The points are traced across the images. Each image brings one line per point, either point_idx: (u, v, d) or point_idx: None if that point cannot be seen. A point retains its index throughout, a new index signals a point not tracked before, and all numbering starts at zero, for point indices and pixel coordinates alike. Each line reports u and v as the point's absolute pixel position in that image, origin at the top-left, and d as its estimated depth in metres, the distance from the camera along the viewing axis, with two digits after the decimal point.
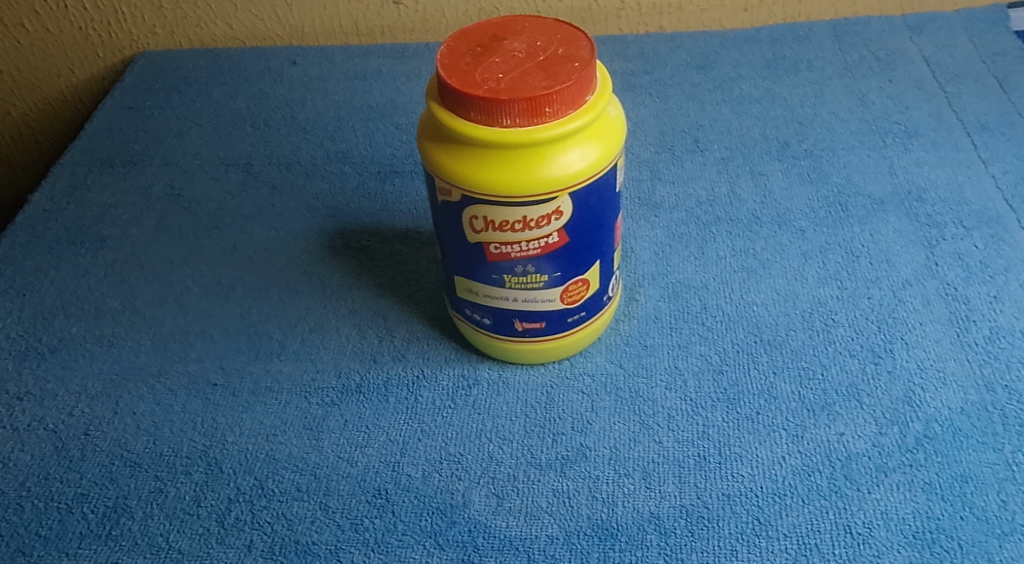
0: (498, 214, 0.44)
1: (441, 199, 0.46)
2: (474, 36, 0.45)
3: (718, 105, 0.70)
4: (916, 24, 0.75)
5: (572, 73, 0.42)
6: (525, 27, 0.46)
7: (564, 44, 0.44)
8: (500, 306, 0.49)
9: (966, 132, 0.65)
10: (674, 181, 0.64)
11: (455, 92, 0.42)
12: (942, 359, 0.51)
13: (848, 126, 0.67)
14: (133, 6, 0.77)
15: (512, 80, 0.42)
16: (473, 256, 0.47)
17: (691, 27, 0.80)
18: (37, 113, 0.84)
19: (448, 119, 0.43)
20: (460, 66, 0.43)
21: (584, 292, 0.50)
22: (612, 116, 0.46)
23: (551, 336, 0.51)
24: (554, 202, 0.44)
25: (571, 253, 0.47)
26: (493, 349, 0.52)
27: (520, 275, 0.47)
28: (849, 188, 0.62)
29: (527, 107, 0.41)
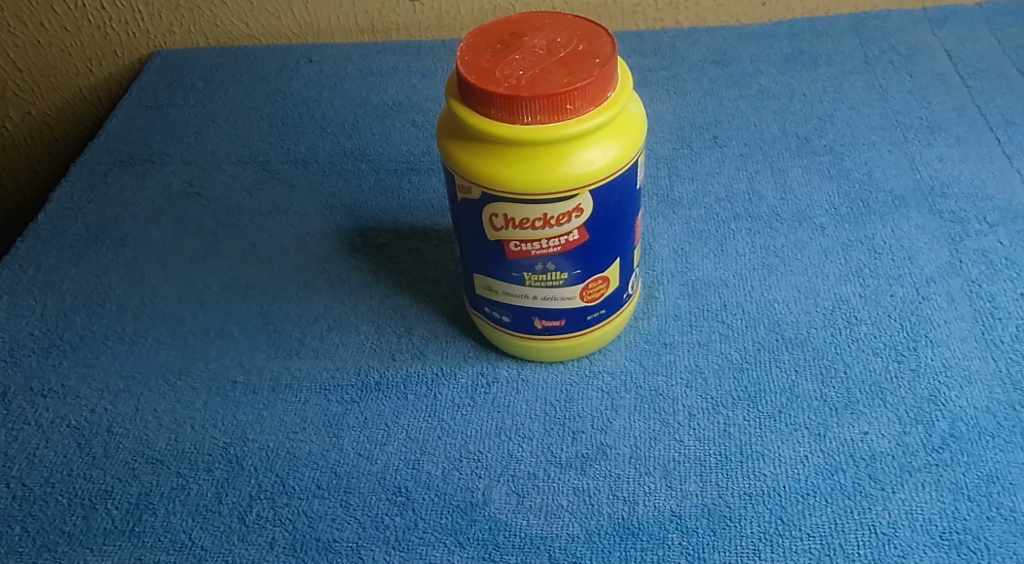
0: (519, 211, 0.44)
1: (461, 197, 0.46)
2: (493, 32, 0.45)
3: (736, 102, 0.70)
4: (938, 18, 0.74)
5: (593, 70, 0.42)
6: (545, 24, 0.45)
7: (585, 41, 0.44)
8: (519, 304, 0.49)
9: (989, 127, 0.64)
10: (693, 178, 0.64)
11: (476, 90, 0.42)
12: (967, 357, 0.50)
13: (869, 121, 0.66)
14: (151, 5, 0.78)
15: (533, 77, 0.42)
16: (493, 254, 0.47)
17: (709, 22, 0.79)
18: (55, 112, 0.84)
19: (468, 116, 0.43)
20: (480, 63, 0.43)
21: (605, 290, 0.49)
22: (633, 113, 0.46)
23: (571, 334, 0.51)
24: (574, 199, 0.44)
25: (591, 250, 0.47)
26: (512, 347, 0.52)
27: (540, 273, 0.47)
28: (871, 184, 0.61)
29: (548, 104, 0.41)
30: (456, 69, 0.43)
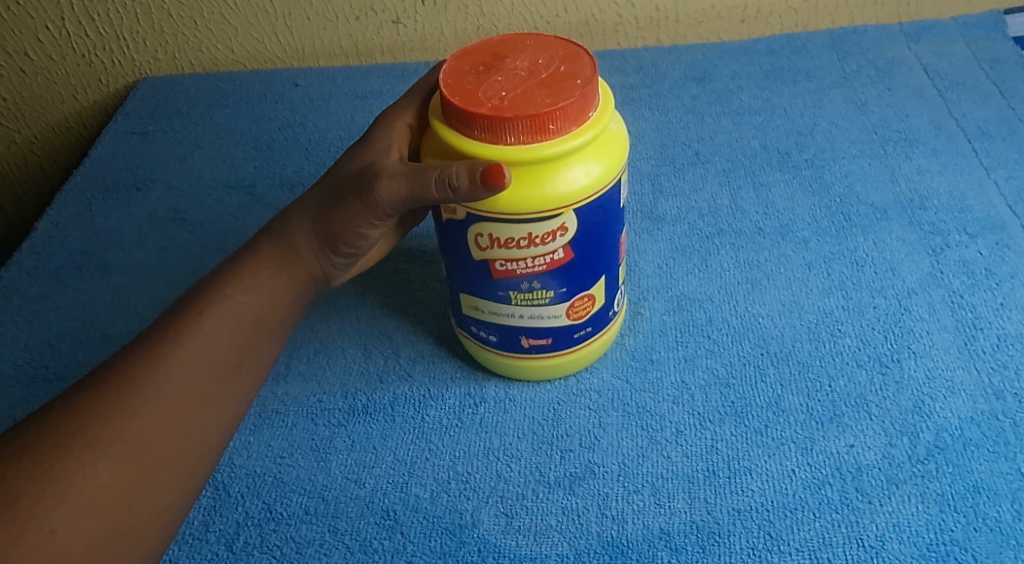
0: (504, 230, 0.44)
1: (446, 218, 0.46)
2: (476, 55, 0.45)
3: (717, 118, 0.71)
4: (914, 32, 0.75)
5: (575, 90, 0.43)
6: (527, 46, 0.46)
7: (566, 61, 0.45)
8: (505, 323, 0.49)
9: (966, 139, 0.65)
10: (676, 194, 0.64)
11: (460, 112, 0.43)
12: (950, 368, 0.50)
13: (848, 136, 0.67)
14: (135, 32, 0.77)
15: (515, 98, 0.43)
16: (478, 274, 0.47)
17: (689, 39, 0.79)
18: (41, 141, 0.83)
19: (454, 138, 0.44)
20: (463, 85, 0.44)
21: (590, 307, 0.49)
22: (615, 131, 0.46)
23: (557, 352, 0.51)
24: (559, 218, 0.44)
25: (576, 268, 0.47)
26: (498, 365, 0.52)
27: (526, 291, 0.47)
28: (852, 198, 0.62)
29: (531, 125, 0.42)
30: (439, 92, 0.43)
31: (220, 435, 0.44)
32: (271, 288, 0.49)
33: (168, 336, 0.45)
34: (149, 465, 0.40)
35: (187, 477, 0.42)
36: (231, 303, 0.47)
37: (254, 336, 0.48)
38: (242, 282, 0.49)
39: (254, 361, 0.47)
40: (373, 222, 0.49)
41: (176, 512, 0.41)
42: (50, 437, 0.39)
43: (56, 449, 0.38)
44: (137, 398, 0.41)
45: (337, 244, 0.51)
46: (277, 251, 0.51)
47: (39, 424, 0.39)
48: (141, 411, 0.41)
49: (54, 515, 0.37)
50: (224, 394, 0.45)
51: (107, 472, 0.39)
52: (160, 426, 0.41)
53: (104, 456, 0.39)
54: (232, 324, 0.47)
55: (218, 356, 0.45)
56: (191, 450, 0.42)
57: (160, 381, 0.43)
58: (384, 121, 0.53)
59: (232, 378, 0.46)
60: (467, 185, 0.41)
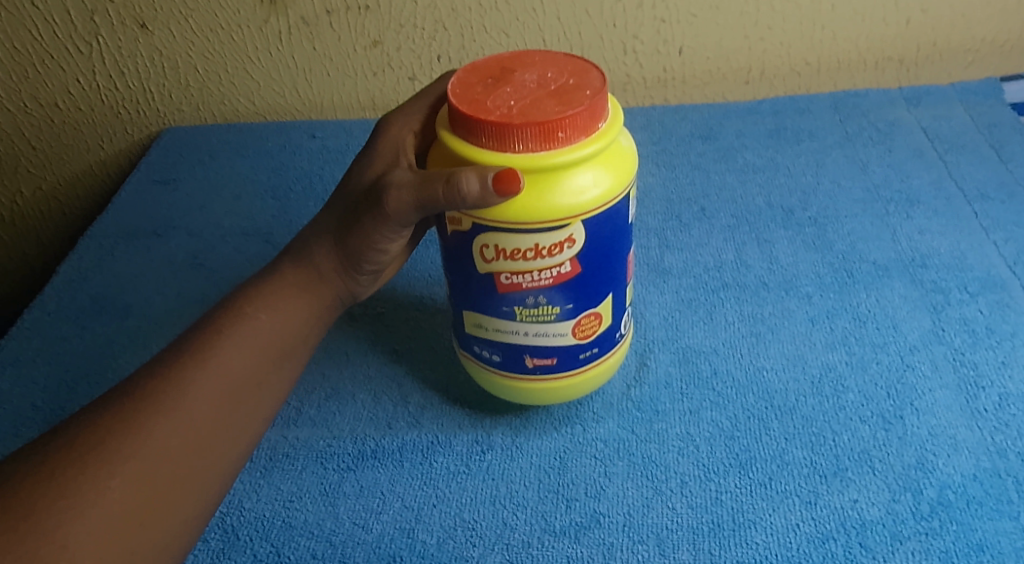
0: (510, 241, 0.45)
1: (452, 230, 0.46)
2: (485, 69, 0.47)
3: (723, 175, 0.73)
4: (913, 96, 0.77)
5: (583, 100, 0.43)
6: (536, 63, 0.47)
7: (575, 76, 0.46)
8: (510, 341, 0.49)
9: (966, 200, 0.66)
10: (682, 248, 0.66)
11: (467, 120, 0.44)
12: (953, 425, 0.51)
13: (850, 194, 0.69)
14: (162, 85, 0.80)
15: (523, 107, 0.43)
16: (484, 288, 0.47)
17: (695, 99, 0.82)
18: (65, 187, 0.85)
19: (461, 147, 0.44)
20: (471, 95, 0.45)
21: (597, 328, 0.49)
22: (624, 147, 0.47)
23: (562, 374, 0.50)
24: (566, 229, 0.44)
25: (583, 284, 0.47)
26: (501, 387, 0.52)
27: (531, 307, 0.47)
28: (854, 255, 0.63)
29: (539, 132, 0.42)
30: (448, 101, 0.44)
31: (238, 453, 0.46)
32: (294, 308, 0.51)
33: (194, 353, 0.46)
34: (166, 481, 0.42)
35: (204, 493, 0.43)
36: (257, 321, 0.49)
37: (278, 355, 0.49)
38: (269, 302, 0.51)
39: (274, 378, 0.49)
40: (386, 239, 0.51)
41: (192, 529, 0.42)
42: (74, 449, 0.40)
43: (75, 459, 0.40)
44: (156, 416, 0.43)
45: (357, 263, 0.53)
46: (300, 271, 0.53)
47: (61, 439, 0.41)
48: (160, 428, 0.42)
49: (69, 529, 0.38)
50: (242, 411, 0.46)
51: (125, 486, 0.40)
52: (179, 443, 0.43)
53: (120, 472, 0.40)
54: (258, 343, 0.49)
55: (238, 374, 0.47)
56: (209, 468, 0.44)
57: (184, 396, 0.44)
58: (388, 129, 0.54)
59: (252, 395, 0.47)
60: (476, 188, 0.42)
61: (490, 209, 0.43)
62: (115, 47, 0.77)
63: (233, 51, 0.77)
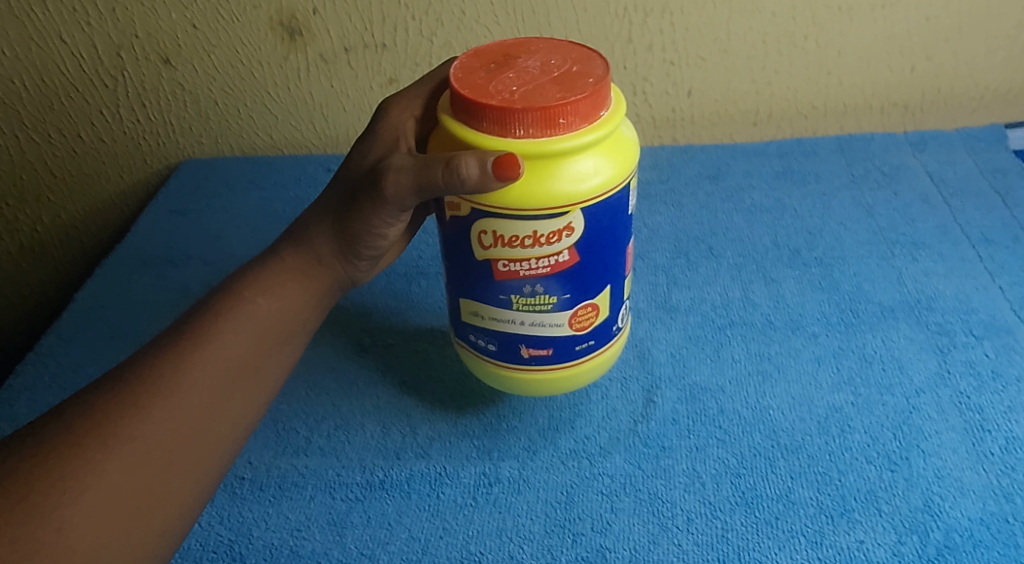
0: (509, 227, 0.45)
1: (451, 216, 0.47)
2: (488, 53, 0.47)
3: (730, 214, 0.74)
4: (919, 141, 0.79)
5: (586, 88, 0.43)
6: (538, 48, 0.47)
7: (578, 63, 0.46)
8: (506, 330, 0.49)
9: (970, 244, 0.67)
10: (689, 286, 0.67)
11: (469, 104, 0.43)
12: (959, 468, 0.51)
13: (856, 236, 0.70)
14: (182, 118, 0.82)
15: (525, 93, 0.43)
16: (482, 275, 0.47)
17: (703, 139, 0.83)
18: (84, 215, 0.87)
19: (462, 131, 0.44)
20: (474, 80, 0.45)
21: (594, 319, 0.49)
22: (626, 136, 0.47)
23: (558, 364, 0.50)
24: (565, 217, 0.44)
25: (581, 273, 0.47)
26: (497, 377, 0.52)
27: (528, 296, 0.47)
28: (860, 295, 0.64)
29: (541, 118, 0.42)
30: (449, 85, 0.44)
31: (234, 438, 0.47)
32: (292, 293, 0.53)
33: (194, 339, 0.48)
34: (161, 464, 0.43)
35: (199, 477, 0.45)
36: (256, 306, 0.51)
37: (275, 342, 0.51)
38: (268, 287, 0.52)
39: (271, 364, 0.50)
40: (385, 223, 0.53)
41: (187, 512, 0.44)
42: (74, 433, 0.42)
43: (76, 443, 0.41)
44: (153, 401, 0.44)
45: (356, 248, 0.54)
46: (300, 256, 0.54)
47: (59, 423, 0.42)
48: (156, 413, 0.44)
49: (66, 513, 0.39)
50: (239, 396, 0.48)
51: (124, 470, 0.42)
52: (176, 428, 0.44)
53: (118, 456, 0.42)
54: (257, 329, 0.50)
55: (235, 360, 0.48)
56: (205, 453, 0.45)
57: (183, 383, 0.45)
58: (389, 113, 0.55)
59: (249, 381, 0.48)
60: (476, 173, 0.42)
61: (489, 194, 0.43)
62: (139, 81, 0.79)
63: (252, 86, 0.79)
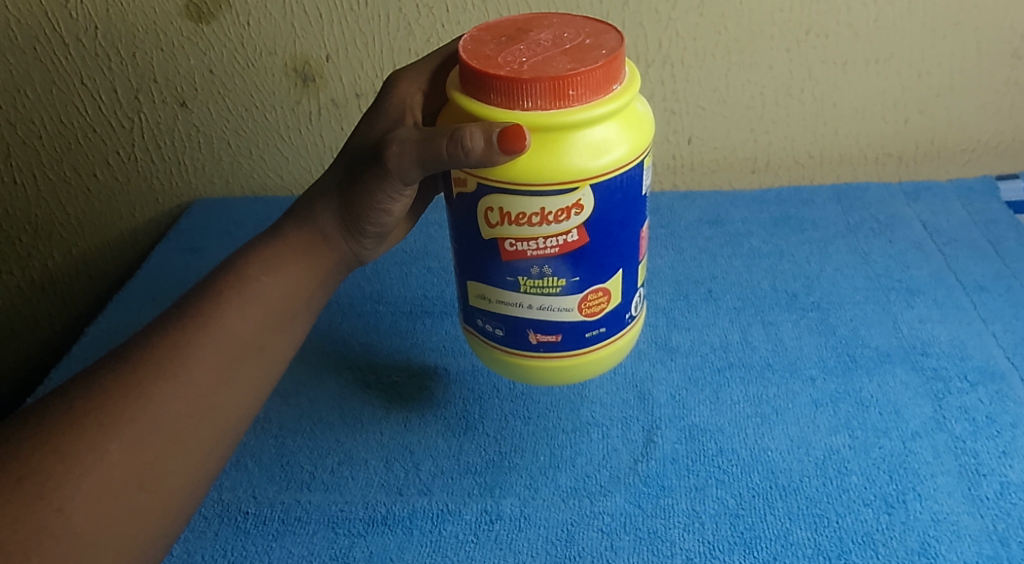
0: (516, 204, 0.44)
1: (458, 192, 0.47)
2: (500, 28, 0.46)
3: (729, 259, 0.75)
4: (913, 190, 0.81)
5: (598, 60, 0.43)
6: (552, 24, 0.47)
7: (591, 38, 0.45)
8: (513, 314, 0.48)
9: (964, 291, 0.69)
10: (690, 328, 0.68)
11: (477, 76, 0.43)
12: (955, 512, 0.52)
13: (853, 282, 0.71)
14: (196, 159, 0.84)
15: (535, 64, 0.43)
16: (489, 256, 0.47)
17: (703, 185, 0.85)
18: (96, 252, 0.89)
19: (471, 103, 0.44)
20: (483, 53, 0.44)
21: (605, 304, 0.49)
22: (640, 113, 0.46)
23: (567, 351, 0.49)
24: (575, 193, 0.43)
25: (591, 254, 0.46)
26: (505, 364, 0.51)
27: (536, 277, 0.46)
28: (857, 340, 0.65)
29: (550, 88, 0.41)
30: (458, 59, 0.44)
31: (237, 416, 0.49)
32: (297, 271, 0.54)
33: (196, 321, 0.49)
34: (162, 444, 0.45)
35: (202, 452, 0.46)
36: (261, 286, 0.52)
37: (278, 322, 0.52)
38: (274, 265, 0.53)
39: (273, 342, 0.52)
40: (389, 198, 0.53)
41: (190, 487, 0.46)
42: (78, 418, 0.44)
43: (79, 426, 0.43)
44: (155, 383, 0.46)
45: (360, 224, 0.55)
46: (304, 235, 0.55)
47: (64, 406, 0.44)
48: (157, 395, 0.46)
49: (66, 494, 0.41)
50: (241, 374, 0.49)
51: (125, 451, 0.43)
52: (177, 409, 0.46)
53: (119, 436, 0.44)
54: (260, 309, 0.52)
55: (237, 339, 0.50)
56: (207, 431, 0.47)
57: (184, 365, 0.47)
58: (396, 88, 0.55)
59: (251, 359, 0.50)
60: (478, 145, 0.42)
61: (494, 168, 0.43)
62: (155, 123, 0.81)
63: (265, 127, 0.81)
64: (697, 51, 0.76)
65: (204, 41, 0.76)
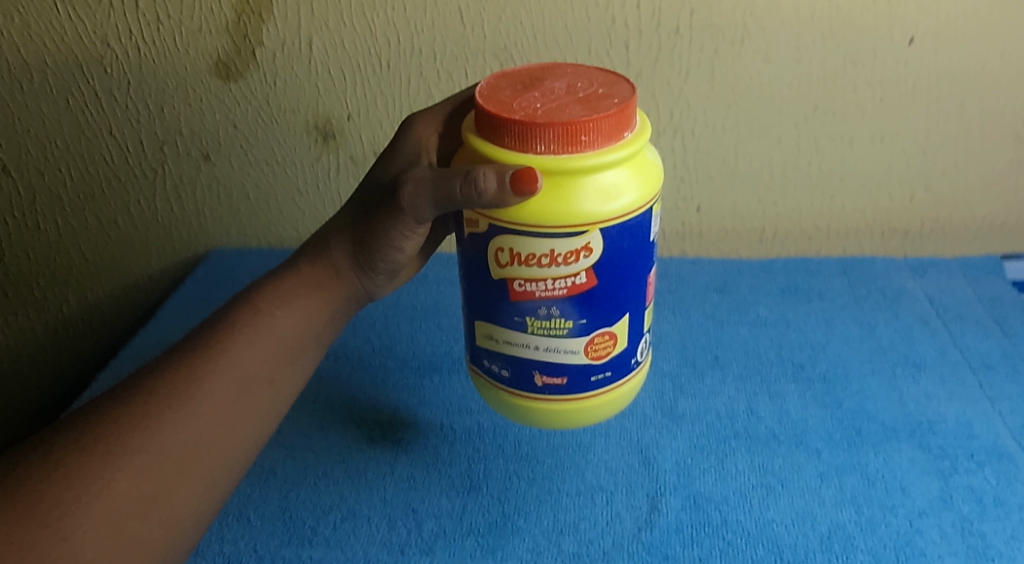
0: (525, 245, 0.45)
1: (469, 232, 0.48)
2: (516, 76, 0.48)
3: (736, 327, 0.76)
4: (919, 266, 0.82)
5: (611, 108, 0.44)
6: (567, 74, 0.48)
7: (604, 88, 0.47)
8: (520, 356, 0.49)
9: (971, 369, 0.69)
10: (696, 395, 0.68)
11: (492, 120, 0.44)
12: None
13: (859, 355, 0.72)
14: (216, 211, 0.86)
15: (549, 110, 0.44)
16: (499, 296, 0.48)
17: (711, 253, 0.86)
18: (110, 297, 0.90)
19: (485, 146, 0.45)
20: (499, 98, 0.46)
21: (611, 349, 0.49)
22: (651, 161, 0.47)
23: (572, 395, 0.50)
24: (584, 237, 0.44)
25: (599, 297, 0.47)
26: (510, 406, 0.52)
27: (544, 318, 0.47)
28: (863, 414, 0.65)
29: (563, 132, 0.43)
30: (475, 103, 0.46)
31: (242, 450, 0.50)
32: (310, 306, 0.55)
33: (208, 354, 0.51)
34: (168, 475, 0.46)
35: (206, 484, 0.48)
36: (274, 321, 0.54)
37: (288, 356, 0.54)
38: (288, 300, 0.55)
39: (283, 376, 0.53)
40: (403, 236, 0.55)
41: (193, 516, 0.47)
42: (89, 446, 0.45)
43: (89, 454, 0.45)
44: (164, 415, 0.48)
45: (373, 261, 0.56)
46: (318, 269, 0.56)
47: (77, 433, 0.46)
48: (166, 427, 0.47)
49: (73, 522, 0.43)
50: (249, 407, 0.51)
51: (131, 481, 0.45)
52: (184, 441, 0.47)
53: (125, 465, 0.45)
54: (271, 344, 0.53)
55: (248, 372, 0.51)
56: (212, 464, 0.48)
57: (194, 397, 0.49)
58: (414, 127, 0.57)
59: (260, 393, 0.52)
60: (493, 185, 0.43)
61: (506, 210, 0.44)
62: (177, 174, 0.83)
63: (284, 182, 0.83)
64: (708, 123, 0.78)
65: (230, 98, 0.78)
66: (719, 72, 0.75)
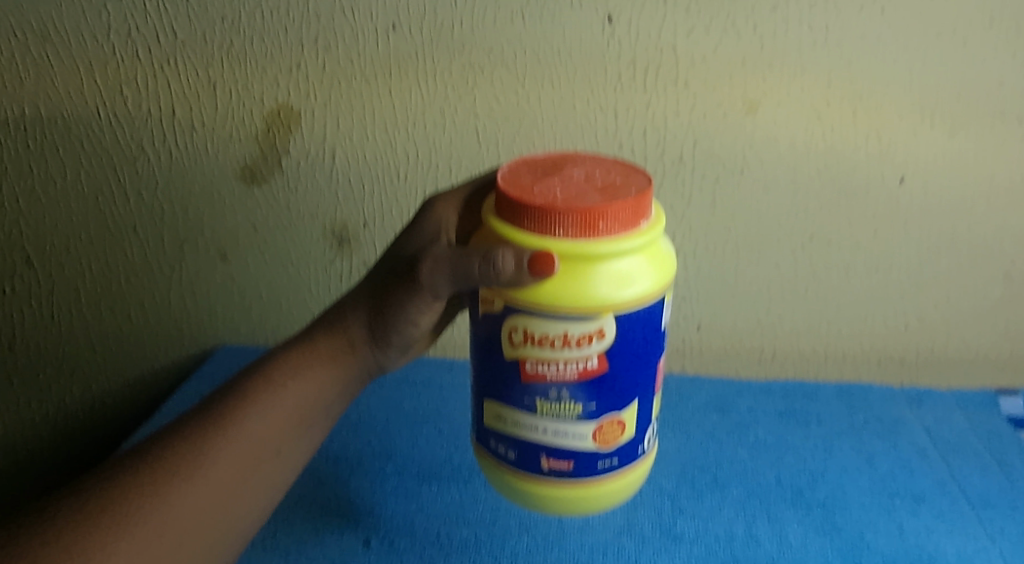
0: (539, 327, 0.46)
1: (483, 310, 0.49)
2: (537, 164, 0.51)
3: (735, 447, 0.76)
4: (916, 396, 0.83)
5: (628, 197, 0.47)
6: (586, 164, 0.51)
7: (621, 179, 0.50)
8: (528, 438, 0.50)
9: (970, 505, 0.69)
10: (695, 516, 0.68)
11: (513, 204, 0.47)
12: None
13: (858, 483, 0.72)
14: (228, 308, 0.87)
15: (567, 197, 0.47)
16: (510, 378, 0.49)
17: (711, 370, 0.88)
18: (114, 389, 0.90)
19: (504, 228, 0.47)
20: (520, 184, 0.48)
21: (619, 436, 0.50)
22: (664, 251, 0.49)
23: (578, 480, 0.50)
24: (597, 321, 0.46)
25: (608, 383, 0.48)
26: (515, 489, 0.52)
27: (553, 401, 0.48)
28: (863, 544, 0.65)
29: (581, 219, 0.45)
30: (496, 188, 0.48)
31: (240, 523, 0.50)
32: (323, 378, 0.56)
33: (218, 424, 0.52)
34: (167, 546, 0.46)
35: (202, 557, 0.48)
36: (286, 392, 0.54)
37: (296, 428, 0.54)
38: (302, 371, 0.56)
39: (289, 449, 0.54)
40: (420, 310, 0.57)
41: None
42: (94, 511, 0.46)
43: (93, 520, 0.45)
44: (170, 485, 0.48)
45: (388, 335, 0.58)
46: (334, 340, 0.57)
47: (83, 498, 0.46)
48: (170, 497, 0.48)
49: None
50: (252, 480, 0.51)
51: (131, 550, 0.45)
52: (186, 512, 0.48)
53: (127, 534, 0.45)
54: (281, 415, 0.54)
55: (255, 444, 0.52)
56: (209, 537, 0.48)
57: (200, 468, 0.49)
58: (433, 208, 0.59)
59: (265, 465, 0.52)
60: (510, 268, 0.45)
61: (521, 291, 0.46)
62: (194, 272, 0.85)
63: (297, 283, 0.85)
64: (710, 247, 0.80)
65: (252, 202, 0.81)
66: (721, 199, 0.78)
